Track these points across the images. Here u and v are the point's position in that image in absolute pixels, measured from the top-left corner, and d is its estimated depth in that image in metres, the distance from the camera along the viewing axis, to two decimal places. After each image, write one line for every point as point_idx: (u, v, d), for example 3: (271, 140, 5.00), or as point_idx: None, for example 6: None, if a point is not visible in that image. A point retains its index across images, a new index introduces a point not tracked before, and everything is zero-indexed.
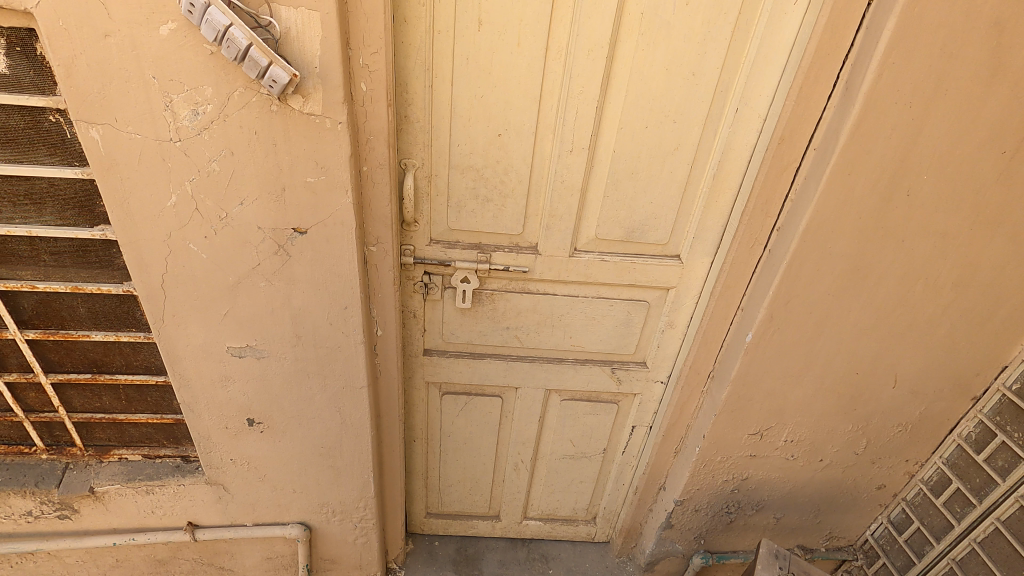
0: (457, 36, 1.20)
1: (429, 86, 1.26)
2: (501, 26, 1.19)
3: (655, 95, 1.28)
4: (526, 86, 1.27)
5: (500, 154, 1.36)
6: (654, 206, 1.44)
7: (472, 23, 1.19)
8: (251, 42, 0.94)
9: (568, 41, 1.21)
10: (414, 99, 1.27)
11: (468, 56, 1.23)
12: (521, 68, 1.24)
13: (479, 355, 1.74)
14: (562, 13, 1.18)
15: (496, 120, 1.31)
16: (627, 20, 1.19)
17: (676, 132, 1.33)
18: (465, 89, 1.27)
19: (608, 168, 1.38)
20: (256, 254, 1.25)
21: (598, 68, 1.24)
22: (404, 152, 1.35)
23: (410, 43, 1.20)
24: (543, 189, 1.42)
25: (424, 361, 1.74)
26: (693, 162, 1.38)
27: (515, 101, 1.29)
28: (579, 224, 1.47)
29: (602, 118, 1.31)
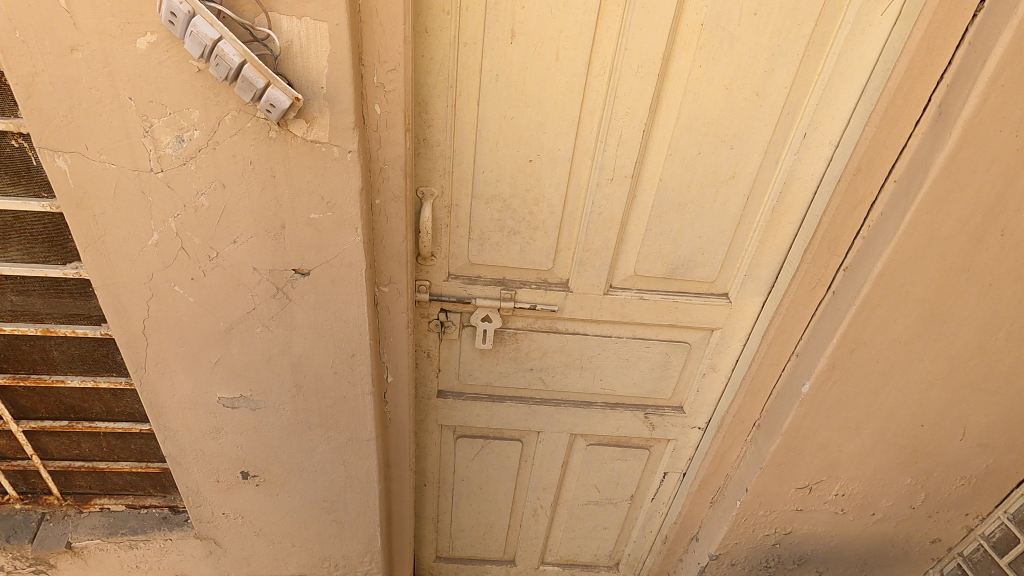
0: (487, 49, 1.05)
1: (452, 106, 1.10)
2: (538, 38, 1.04)
3: (710, 118, 1.12)
4: (564, 106, 1.11)
5: (531, 183, 1.20)
6: (702, 240, 1.29)
7: (504, 35, 1.03)
8: (244, 59, 0.78)
9: (614, 57, 1.06)
10: (434, 121, 1.11)
11: (498, 72, 1.07)
12: (559, 87, 1.09)
13: (499, 398, 1.57)
14: (609, 24, 1.03)
15: (528, 144, 1.15)
16: (684, 33, 1.03)
17: (732, 160, 1.17)
18: (494, 110, 1.11)
19: (652, 198, 1.23)
20: (251, 297, 1.09)
21: (647, 87, 1.08)
22: (421, 178, 1.19)
23: (432, 57, 1.04)
24: (579, 223, 1.27)
25: (438, 404, 1.58)
26: (749, 192, 1.21)
27: (549, 124, 1.13)
28: (616, 258, 1.32)
29: (648, 142, 1.16)
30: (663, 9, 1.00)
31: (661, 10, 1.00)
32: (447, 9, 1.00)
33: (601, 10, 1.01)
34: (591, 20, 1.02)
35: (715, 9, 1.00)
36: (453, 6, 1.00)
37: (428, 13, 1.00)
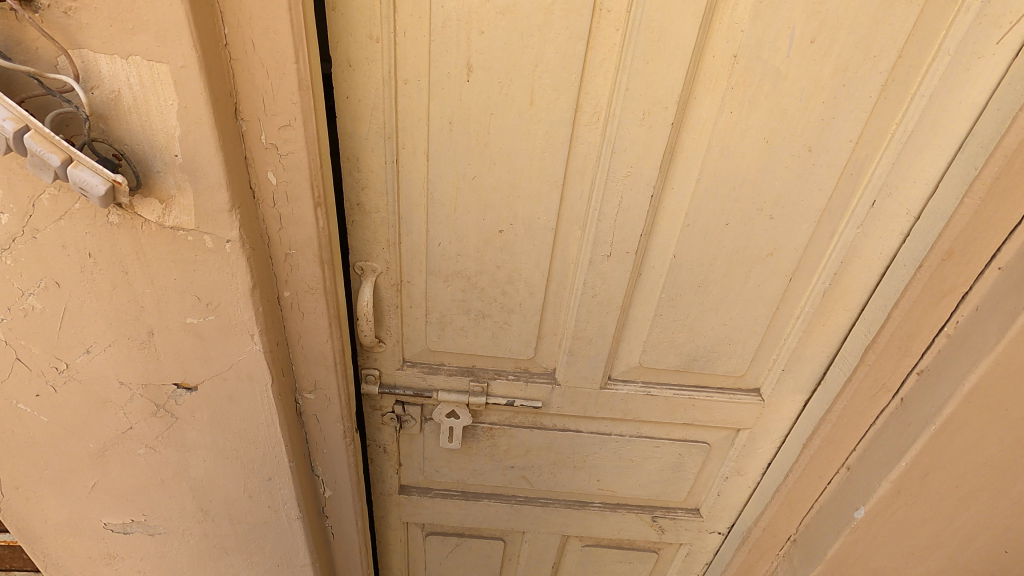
0: (436, 88, 0.76)
1: (393, 161, 0.82)
2: (505, 74, 0.75)
3: (743, 180, 0.83)
4: (543, 164, 0.82)
5: (502, 258, 0.92)
6: (728, 327, 0.99)
7: (458, 69, 0.75)
8: (22, 122, 0.50)
9: (611, 99, 0.77)
10: (368, 180, 0.84)
11: (452, 119, 0.79)
12: (535, 138, 0.80)
13: (474, 496, 1.29)
14: (602, 55, 0.74)
15: (496, 210, 0.87)
16: (706, 66, 0.74)
17: (771, 232, 0.87)
18: (449, 167, 0.83)
19: (662, 277, 0.94)
20: (124, 415, 0.82)
21: (657, 138, 0.80)
22: (357, 251, 0.91)
23: (360, 99, 0.77)
24: (566, 305, 0.98)
25: (400, 502, 1.30)
26: (792, 272, 0.92)
27: (524, 184, 0.84)
28: (616, 347, 1.03)
29: (659, 209, 0.87)
30: (677, 36, 0.72)
31: (674, 37, 0.72)
32: (377, 35, 0.72)
33: (591, 36, 0.73)
34: (577, 49, 0.73)
35: (750, 35, 0.71)
36: (384, 31, 0.72)
37: (351, 41, 0.73)
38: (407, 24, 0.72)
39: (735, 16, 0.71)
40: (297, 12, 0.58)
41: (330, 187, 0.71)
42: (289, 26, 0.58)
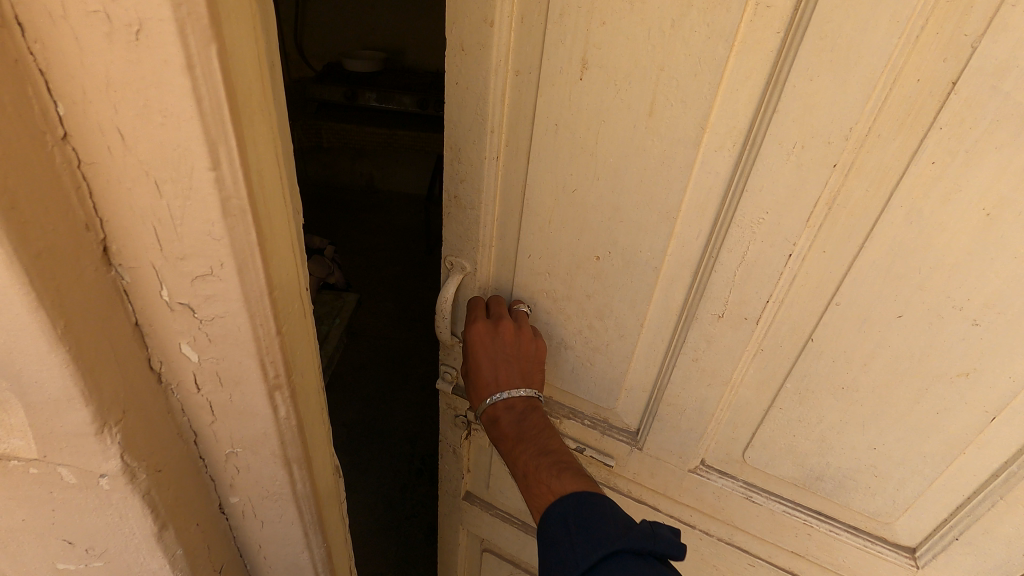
0: (547, 83, 0.85)
1: (494, 158, 0.96)
2: (622, 73, 0.79)
3: (933, 260, 0.72)
4: (660, 196, 0.85)
5: (604, 297, 1.00)
6: (874, 452, 0.89)
7: (573, 68, 0.81)
8: None
9: (753, 124, 0.74)
10: (466, 172, 1.00)
11: (557, 121, 0.87)
12: (648, 154, 0.83)
13: (524, 526, 1.58)
14: (747, 62, 0.71)
15: (592, 232, 0.94)
16: (899, 96, 0.65)
17: (951, 352, 0.76)
18: (553, 174, 0.92)
19: (788, 362, 0.89)
20: None
21: (807, 182, 0.74)
22: (449, 246, 1.11)
23: (479, 71, 0.88)
24: (661, 362, 1.02)
25: (463, 511, 1.68)
26: (994, 411, 0.77)
27: (628, 208, 0.89)
28: (716, 428, 1.02)
29: (804, 273, 0.80)
30: (856, 48, 0.64)
31: (855, 49, 0.64)
32: (493, 21, 0.83)
33: (742, 40, 0.70)
34: (716, 54, 0.72)
35: (995, 58, 0.59)
36: (505, 20, 0.82)
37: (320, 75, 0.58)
38: (528, 10, 0.81)
39: (947, 29, 0.60)
40: (208, 95, 0.41)
41: (287, 345, 0.56)
42: (190, 124, 0.41)
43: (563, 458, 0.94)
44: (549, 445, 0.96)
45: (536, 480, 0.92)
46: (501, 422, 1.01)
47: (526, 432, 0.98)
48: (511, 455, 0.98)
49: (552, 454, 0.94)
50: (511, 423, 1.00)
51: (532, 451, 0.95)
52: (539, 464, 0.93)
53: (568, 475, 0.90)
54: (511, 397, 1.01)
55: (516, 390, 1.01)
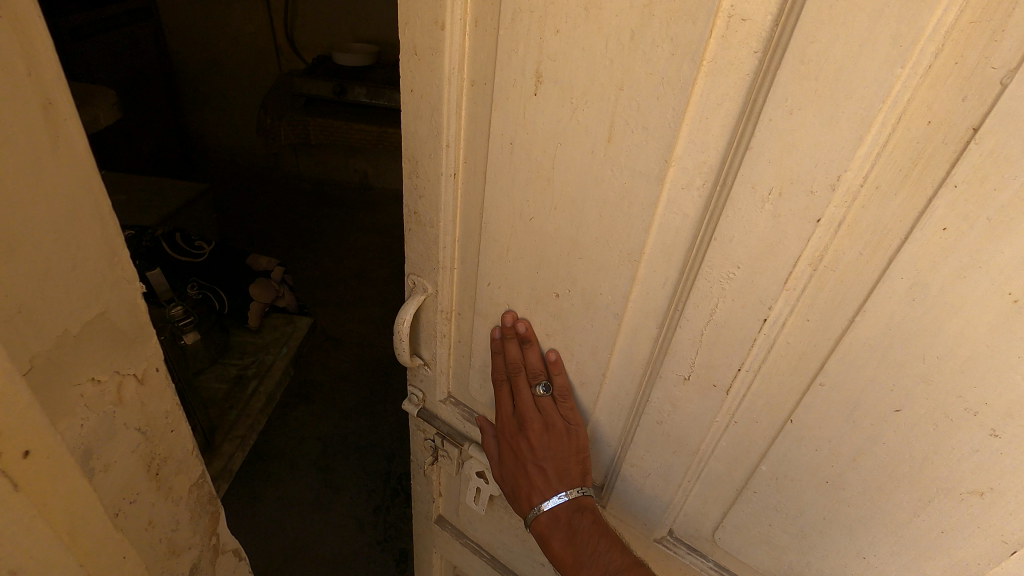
0: (501, 97, 0.71)
1: (451, 175, 0.83)
2: (575, 90, 0.65)
3: (941, 350, 0.56)
4: (618, 236, 0.70)
5: (569, 342, 0.85)
6: (864, 561, 0.75)
7: (527, 80, 0.68)
8: None
9: (725, 161, 0.59)
10: (423, 188, 0.87)
11: (512, 139, 0.73)
12: (607, 185, 0.68)
13: (496, 562, 1.40)
14: (719, 86, 0.56)
15: (551, 268, 0.80)
16: (903, 139, 0.50)
17: (959, 464, 0.61)
18: (509, 200, 0.79)
19: (764, 441, 0.74)
20: None
21: (785, 236, 0.58)
22: (413, 263, 0.98)
23: (433, 77, 0.75)
24: (628, 418, 0.87)
25: (436, 534, 1.51)
26: (1015, 542, 0.62)
27: (586, 244, 0.74)
28: (684, 499, 0.88)
29: (785, 346, 0.66)
30: (849, 76, 0.48)
31: (847, 78, 0.49)
32: (444, 23, 0.70)
33: (713, 60, 0.55)
34: (680, 73, 0.57)
35: None
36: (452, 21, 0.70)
37: (26, 153, 0.50)
38: (480, 11, 0.68)
39: (968, 60, 0.45)
40: None
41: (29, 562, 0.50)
42: None
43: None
44: (608, 560, 0.88)
45: None
46: (551, 536, 0.92)
47: (579, 547, 0.89)
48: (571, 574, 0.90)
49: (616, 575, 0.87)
50: (561, 536, 0.91)
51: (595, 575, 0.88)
52: None
53: None
54: (557, 507, 0.91)
55: (561, 497, 0.91)
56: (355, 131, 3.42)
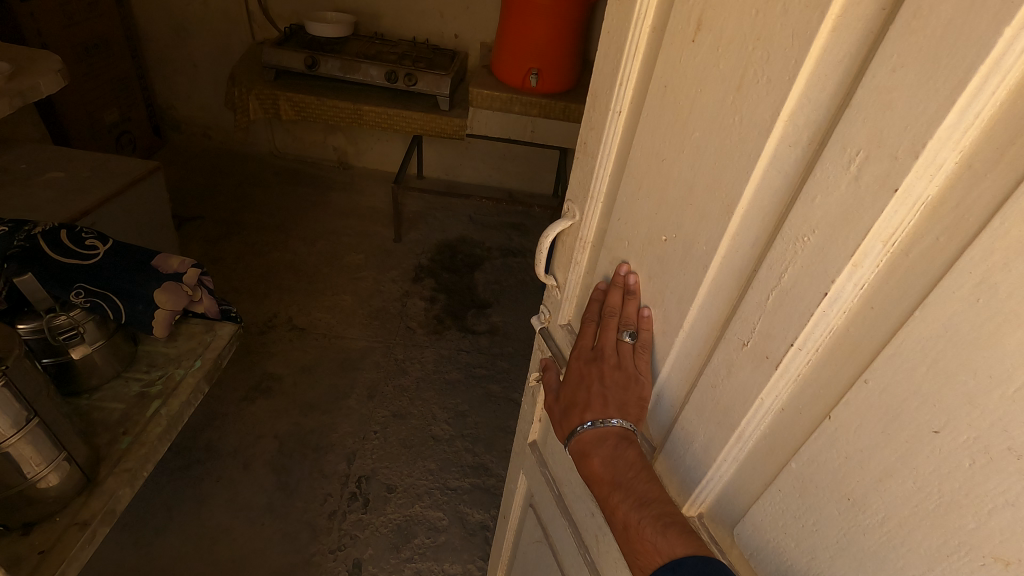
0: (667, 41, 0.73)
1: (616, 111, 0.87)
2: (719, 37, 0.64)
3: (997, 365, 0.45)
4: (721, 192, 0.68)
5: (664, 289, 0.83)
6: None
7: (689, 27, 0.69)
8: None
9: (832, 119, 0.55)
10: (592, 124, 0.92)
11: (666, 82, 0.74)
12: (729, 138, 0.65)
13: (559, 502, 1.30)
14: (843, 43, 0.52)
15: (667, 210, 0.78)
16: (1007, 110, 0.43)
17: (989, 516, 0.48)
18: (647, 138, 0.80)
19: (807, 428, 0.65)
20: None
21: (862, 205, 0.52)
22: (570, 193, 1.03)
23: (624, 20, 0.80)
24: (695, 380, 0.82)
25: (524, 459, 1.48)
26: None
27: (697, 190, 0.72)
28: (715, 481, 0.79)
29: (851, 333, 0.58)
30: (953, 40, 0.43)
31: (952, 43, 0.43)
32: None
33: (841, 15, 0.51)
34: (810, 26, 0.54)
35: None
36: None
37: None
38: None
39: None
40: None
41: None
42: None
43: (668, 508, 0.77)
44: (648, 492, 0.79)
45: (640, 538, 0.77)
46: (589, 464, 0.85)
47: (619, 477, 0.81)
48: (608, 507, 0.82)
49: (656, 505, 0.77)
50: (602, 465, 0.84)
51: (631, 503, 0.79)
52: (642, 521, 0.77)
53: (676, 534, 0.74)
54: (605, 430, 0.85)
55: (610, 423, 0.85)
56: (328, 108, 3.20)
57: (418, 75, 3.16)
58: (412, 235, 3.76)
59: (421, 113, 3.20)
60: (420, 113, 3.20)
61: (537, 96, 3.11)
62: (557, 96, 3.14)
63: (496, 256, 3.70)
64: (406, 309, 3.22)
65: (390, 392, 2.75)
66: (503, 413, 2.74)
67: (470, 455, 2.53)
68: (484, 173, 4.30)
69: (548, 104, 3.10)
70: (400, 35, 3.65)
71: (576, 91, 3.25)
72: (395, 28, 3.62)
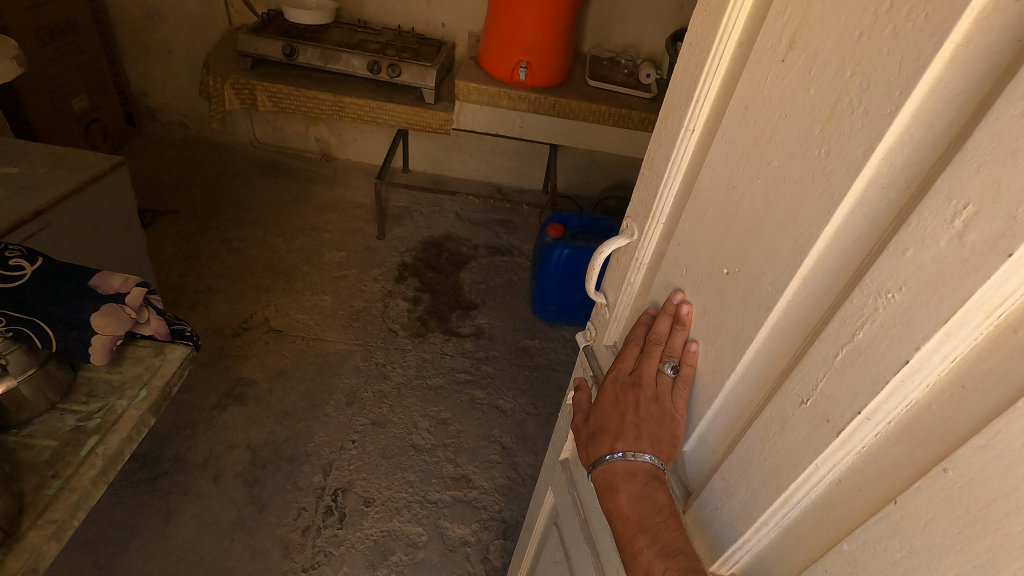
0: (753, 56, 0.64)
1: (690, 130, 0.79)
2: (812, 54, 0.56)
3: None
4: (795, 232, 0.60)
5: (720, 324, 0.76)
6: None
7: (779, 40, 0.60)
8: None
9: (938, 162, 0.46)
10: (663, 141, 0.85)
11: (745, 99, 0.66)
12: (811, 173, 0.57)
13: (583, 526, 1.21)
14: (962, 75, 0.44)
15: (731, 241, 0.71)
16: None
17: None
18: (719, 160, 0.72)
19: (863, 509, 0.57)
20: None
21: (964, 268, 0.44)
22: (633, 210, 0.97)
23: (707, 26, 0.72)
24: (739, 430, 0.74)
25: (555, 476, 1.40)
26: None
27: (768, 224, 0.64)
28: (751, 543, 0.72)
29: (937, 414, 0.50)
30: None
31: None
32: None
33: (964, 43, 0.43)
34: (924, 53, 0.45)
35: None
36: None
37: None
38: None
39: None
40: None
41: None
42: None
43: (693, 560, 0.74)
44: (673, 540, 0.76)
45: None
46: (614, 497, 0.82)
47: (647, 517, 0.78)
48: (629, 546, 0.79)
49: (680, 555, 0.74)
50: (628, 501, 0.80)
51: (655, 549, 0.76)
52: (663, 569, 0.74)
53: None
54: (634, 463, 0.82)
55: (642, 457, 0.82)
56: (307, 99, 3.05)
57: (402, 66, 3.02)
58: (396, 232, 3.63)
59: (405, 106, 3.06)
60: (405, 106, 3.07)
61: (527, 90, 2.98)
62: (547, 91, 3.01)
63: (483, 255, 3.58)
64: (388, 310, 3.10)
65: (370, 398, 2.64)
66: (487, 421, 2.65)
67: (451, 466, 2.44)
68: (472, 167, 4.17)
69: (537, 99, 2.98)
70: (385, 22, 3.49)
71: (567, 86, 3.13)
72: (380, 16, 3.46)
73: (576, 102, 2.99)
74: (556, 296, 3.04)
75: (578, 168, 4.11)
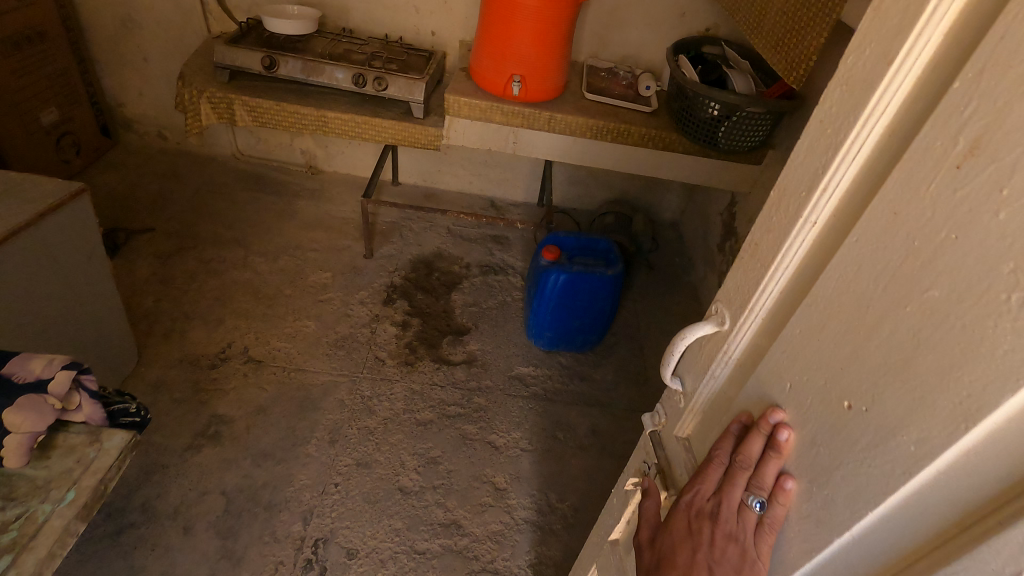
0: (915, 162, 0.59)
1: (812, 222, 0.76)
2: (1006, 183, 0.50)
3: None
4: (960, 384, 0.54)
5: (832, 460, 0.70)
6: None
7: (954, 155, 0.55)
8: None
9: None
10: (777, 225, 0.82)
11: (902, 212, 0.61)
12: (986, 318, 0.51)
13: None
14: None
15: (865, 364, 0.65)
16: None
17: None
18: (858, 271, 0.66)
19: None
20: None
21: None
22: (728, 292, 0.94)
23: (855, 113, 0.67)
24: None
25: (602, 557, 1.37)
26: None
27: (921, 360, 0.58)
28: None
29: None
30: None
31: None
32: (892, 59, 0.62)
33: None
34: None
35: None
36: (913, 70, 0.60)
37: None
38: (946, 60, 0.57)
39: None
40: None
41: None
42: None
43: None
44: None
45: None
46: None
47: None
48: None
49: None
50: None
51: None
52: None
53: None
54: None
55: None
56: (288, 114, 2.88)
57: (388, 79, 2.85)
58: (385, 250, 3.47)
59: (393, 121, 2.90)
60: (390, 121, 2.90)
61: (520, 105, 2.82)
62: (541, 105, 2.86)
63: (475, 274, 3.43)
64: (375, 336, 2.94)
65: (354, 436, 2.48)
66: (479, 459, 2.49)
67: (440, 511, 2.29)
68: (464, 180, 4.01)
69: (531, 114, 2.82)
70: (371, 30, 3.33)
71: (563, 99, 2.97)
72: (366, 24, 3.29)
73: (572, 117, 2.83)
74: (552, 323, 2.88)
75: (575, 181, 3.96)
